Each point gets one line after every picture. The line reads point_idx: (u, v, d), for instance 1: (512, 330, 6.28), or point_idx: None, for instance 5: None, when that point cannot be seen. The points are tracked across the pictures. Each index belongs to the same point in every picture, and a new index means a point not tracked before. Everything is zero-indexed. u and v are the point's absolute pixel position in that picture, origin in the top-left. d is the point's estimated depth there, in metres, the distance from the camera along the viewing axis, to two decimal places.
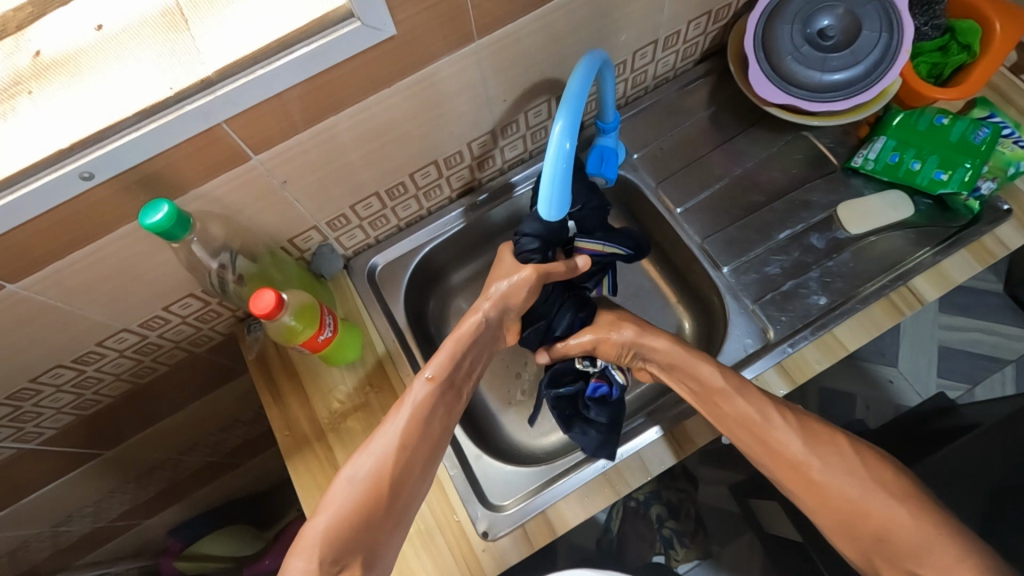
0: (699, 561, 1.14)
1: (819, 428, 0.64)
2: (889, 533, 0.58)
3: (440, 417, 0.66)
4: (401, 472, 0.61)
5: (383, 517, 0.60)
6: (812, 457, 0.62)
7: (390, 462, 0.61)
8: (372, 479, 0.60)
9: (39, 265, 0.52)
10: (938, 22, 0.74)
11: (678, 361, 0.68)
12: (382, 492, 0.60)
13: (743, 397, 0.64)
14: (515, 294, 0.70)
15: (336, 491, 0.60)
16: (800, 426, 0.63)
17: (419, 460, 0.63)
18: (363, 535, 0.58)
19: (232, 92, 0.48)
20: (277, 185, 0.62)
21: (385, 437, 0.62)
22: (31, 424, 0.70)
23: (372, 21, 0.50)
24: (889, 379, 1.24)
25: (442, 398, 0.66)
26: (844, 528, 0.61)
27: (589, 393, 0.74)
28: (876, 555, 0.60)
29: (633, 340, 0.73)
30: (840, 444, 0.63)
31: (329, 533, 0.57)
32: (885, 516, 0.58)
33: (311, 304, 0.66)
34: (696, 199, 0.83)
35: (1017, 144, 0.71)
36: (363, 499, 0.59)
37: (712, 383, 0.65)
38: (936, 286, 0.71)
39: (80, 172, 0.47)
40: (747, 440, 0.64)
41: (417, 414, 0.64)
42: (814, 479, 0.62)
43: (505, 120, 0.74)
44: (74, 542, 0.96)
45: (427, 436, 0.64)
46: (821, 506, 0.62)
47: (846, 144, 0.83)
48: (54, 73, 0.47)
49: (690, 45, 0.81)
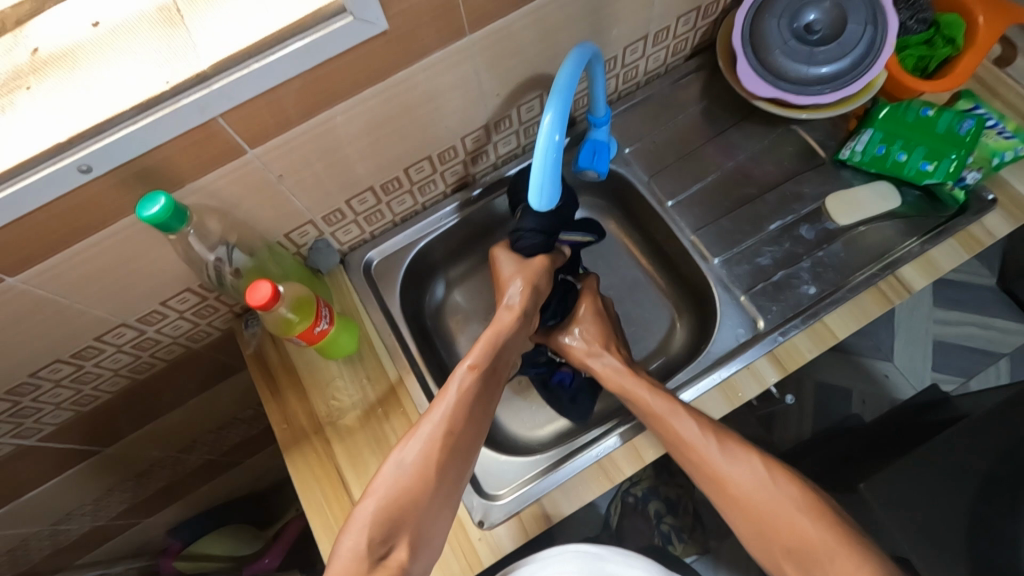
0: (698, 555, 1.16)
1: (735, 446, 0.66)
2: (795, 543, 0.61)
3: (482, 406, 0.67)
4: (447, 459, 0.63)
5: (430, 502, 0.61)
6: (746, 482, 0.64)
7: (436, 448, 0.63)
8: (417, 463, 0.62)
9: (39, 258, 0.53)
10: (923, 16, 0.75)
11: (614, 388, 0.72)
12: (429, 477, 0.62)
13: (686, 417, 0.65)
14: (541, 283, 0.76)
15: (385, 475, 0.62)
16: (719, 442, 0.65)
17: (464, 447, 0.65)
18: (411, 518, 0.60)
19: (228, 85, 0.49)
20: (273, 179, 0.63)
21: (429, 424, 0.64)
22: (30, 419, 0.71)
23: (363, 15, 0.51)
24: (884, 374, 1.24)
25: (483, 386, 0.68)
26: (756, 538, 0.63)
27: (553, 379, 0.82)
28: (789, 565, 0.62)
29: (585, 363, 0.76)
30: (754, 460, 0.65)
31: (380, 513, 0.60)
32: (791, 528, 0.61)
33: (309, 297, 0.67)
34: (688, 192, 0.84)
35: (1001, 135, 0.73)
36: (412, 483, 0.61)
37: (652, 408, 0.67)
38: (925, 273, 0.72)
39: (78, 165, 0.48)
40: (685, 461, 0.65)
41: (461, 402, 0.66)
42: (733, 494, 0.64)
43: (498, 115, 0.75)
44: (74, 541, 0.97)
45: (471, 425, 0.66)
46: (738, 518, 0.64)
47: (835, 137, 0.84)
48: (52, 68, 0.48)
49: (679, 41, 0.82)
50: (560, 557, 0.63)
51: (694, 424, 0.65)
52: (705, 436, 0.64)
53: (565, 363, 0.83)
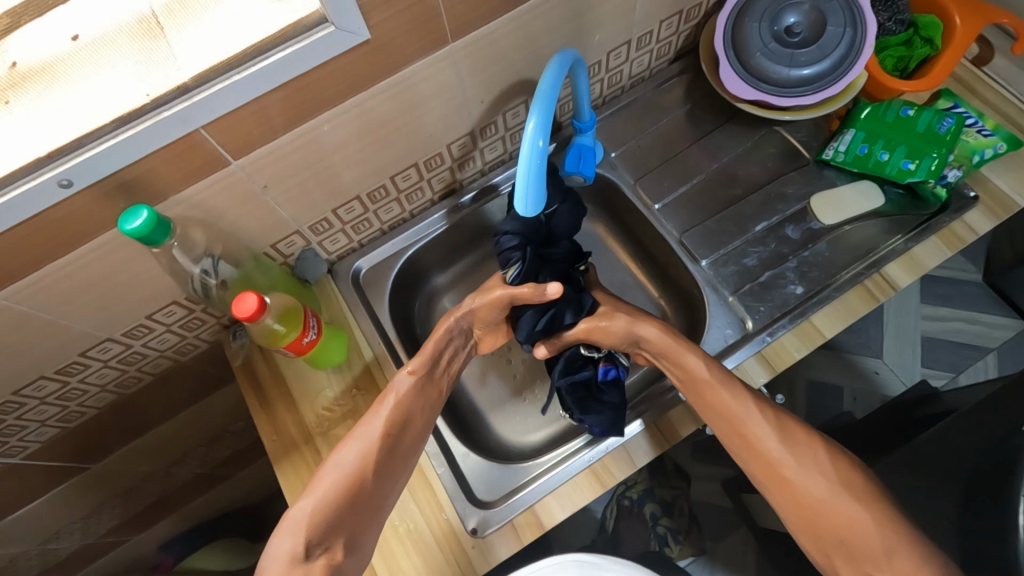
0: (694, 557, 1.15)
1: (796, 429, 0.66)
2: (847, 535, 0.60)
3: (424, 411, 0.68)
4: (383, 460, 0.64)
5: (364, 503, 0.62)
6: (802, 463, 0.64)
7: (371, 449, 0.63)
8: (351, 464, 0.63)
9: (21, 274, 0.53)
10: (901, 17, 0.76)
11: (667, 350, 0.70)
12: (365, 476, 0.62)
13: (736, 389, 0.65)
14: (484, 314, 0.74)
15: (324, 476, 0.62)
16: (779, 424, 0.66)
17: (400, 448, 0.65)
18: (344, 517, 0.61)
19: (210, 98, 0.49)
20: (258, 189, 0.63)
21: (370, 425, 0.65)
22: (15, 437, 0.70)
23: (346, 25, 0.51)
24: (874, 371, 1.25)
25: (423, 393, 0.69)
26: (809, 528, 0.63)
27: (601, 377, 0.75)
28: (838, 557, 0.61)
29: (630, 330, 0.73)
30: (815, 446, 0.64)
31: (315, 510, 0.60)
32: (851, 522, 0.60)
33: (296, 307, 0.67)
34: (674, 195, 0.85)
35: (981, 133, 0.73)
36: (347, 484, 0.61)
37: (701, 379, 0.66)
38: (910, 271, 0.73)
39: (58, 180, 0.48)
40: (725, 431, 0.66)
41: (400, 406, 0.66)
42: (785, 476, 0.64)
43: (483, 121, 0.75)
44: (62, 560, 0.95)
45: (409, 427, 0.66)
46: (793, 504, 0.64)
47: (818, 137, 0.85)
48: (33, 82, 0.45)
49: (663, 45, 0.83)
50: (556, 565, 0.62)
51: (745, 398, 0.65)
52: (757, 412, 0.65)
53: (603, 357, 0.77)
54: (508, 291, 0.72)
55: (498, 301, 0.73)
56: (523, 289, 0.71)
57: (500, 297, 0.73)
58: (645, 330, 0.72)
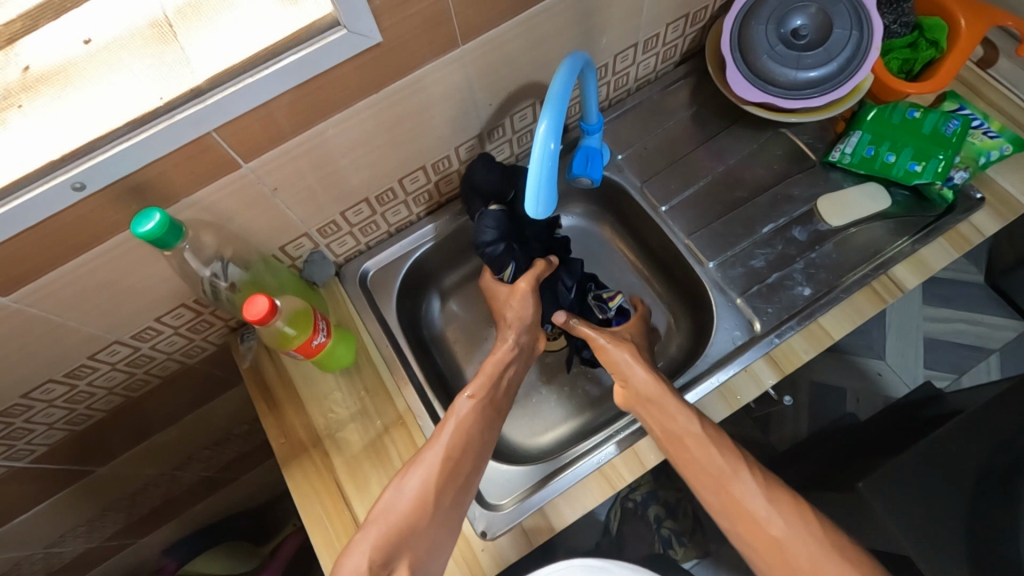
0: (698, 559, 1.16)
1: (774, 490, 0.63)
2: None
3: (483, 436, 0.66)
4: (445, 484, 0.62)
5: (425, 530, 0.60)
6: (783, 521, 0.61)
7: (435, 474, 0.61)
8: (415, 490, 0.61)
9: (32, 276, 0.53)
10: (906, 19, 0.76)
11: (654, 396, 0.67)
12: (428, 503, 0.60)
13: (715, 444, 0.64)
14: (524, 313, 0.74)
15: (386, 503, 0.61)
16: (759, 484, 0.63)
17: (464, 472, 0.63)
18: (410, 541, 0.59)
19: (223, 101, 0.49)
20: (268, 192, 0.63)
21: (431, 450, 0.63)
22: (23, 441, 0.70)
23: (357, 27, 0.51)
24: (877, 372, 1.25)
25: (485, 416, 0.67)
26: None
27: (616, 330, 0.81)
28: None
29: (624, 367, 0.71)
30: (795, 506, 0.62)
31: (381, 538, 0.58)
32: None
33: (305, 309, 0.67)
34: (681, 197, 0.85)
35: (987, 134, 0.74)
36: (412, 510, 0.59)
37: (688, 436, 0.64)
38: (916, 272, 0.73)
39: (72, 182, 0.48)
40: (708, 491, 0.64)
41: (461, 430, 0.65)
42: (772, 537, 0.60)
43: (490, 124, 0.76)
44: (67, 564, 0.95)
45: (470, 452, 0.64)
46: (776, 566, 0.60)
47: (824, 139, 0.85)
48: (45, 85, 0.46)
49: (668, 48, 0.83)
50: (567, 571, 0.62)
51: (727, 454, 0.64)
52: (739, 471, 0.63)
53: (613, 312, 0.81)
54: (531, 275, 0.74)
55: (524, 292, 0.74)
56: (541, 263, 0.76)
57: (525, 287, 0.74)
58: (635, 375, 0.69)
